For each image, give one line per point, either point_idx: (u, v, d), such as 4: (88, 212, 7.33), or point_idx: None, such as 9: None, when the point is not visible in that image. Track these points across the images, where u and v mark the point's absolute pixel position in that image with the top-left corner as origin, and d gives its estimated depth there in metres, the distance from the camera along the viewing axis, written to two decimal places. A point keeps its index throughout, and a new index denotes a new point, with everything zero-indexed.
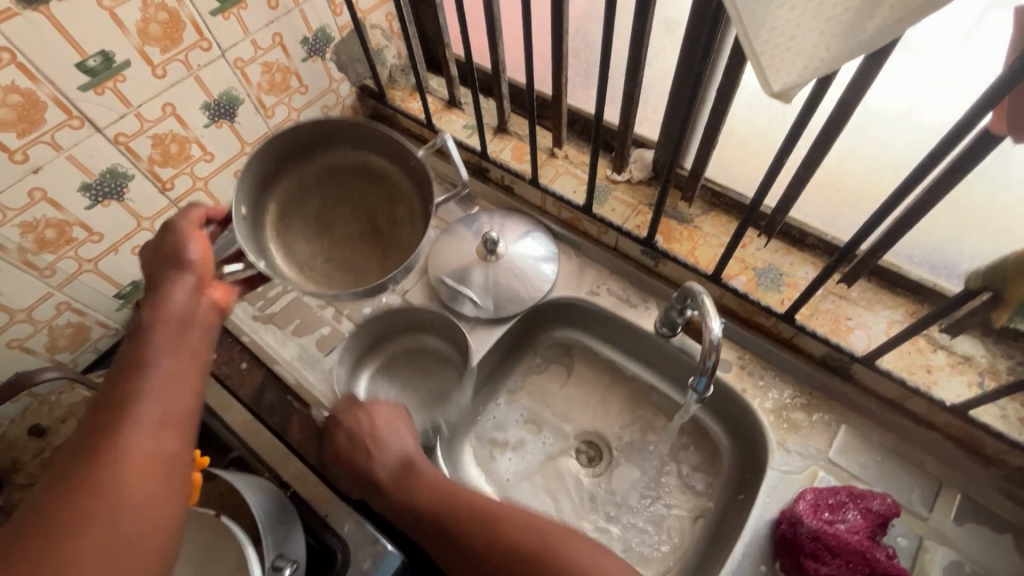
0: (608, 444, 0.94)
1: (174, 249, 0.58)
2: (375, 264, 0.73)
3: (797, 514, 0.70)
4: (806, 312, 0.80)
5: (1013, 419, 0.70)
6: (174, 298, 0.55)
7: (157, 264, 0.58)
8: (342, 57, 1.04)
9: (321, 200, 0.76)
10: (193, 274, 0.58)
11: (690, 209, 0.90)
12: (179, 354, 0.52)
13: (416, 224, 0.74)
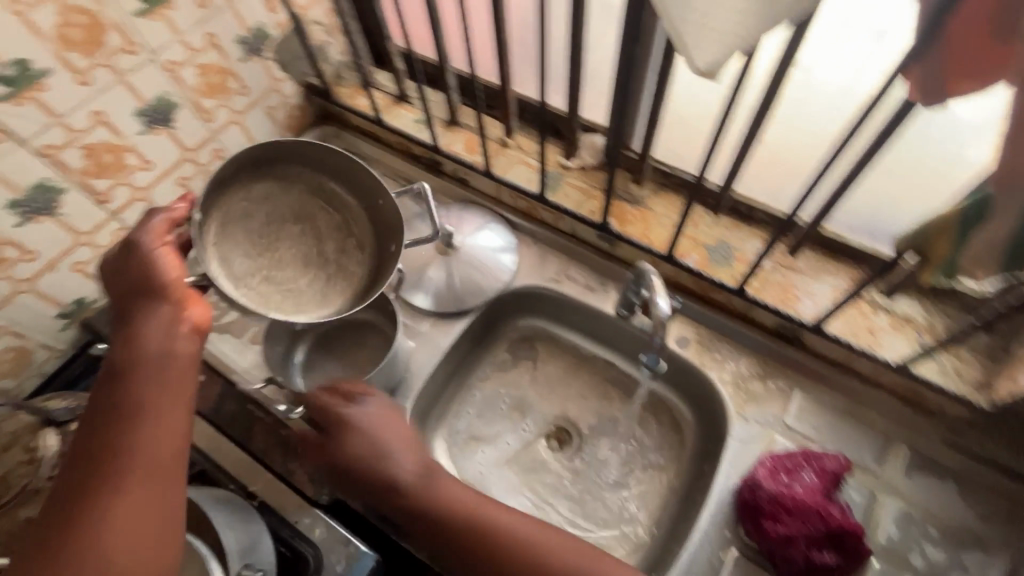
0: (578, 428, 0.95)
1: (146, 278, 0.60)
2: (317, 293, 0.73)
3: (756, 479, 0.73)
4: (757, 285, 0.83)
5: (951, 372, 0.74)
6: (152, 336, 0.58)
7: (132, 293, 0.60)
8: (282, 55, 1.01)
9: (266, 216, 0.74)
10: (168, 303, 0.59)
11: (641, 191, 0.91)
12: (163, 398, 0.56)
13: (365, 254, 0.77)
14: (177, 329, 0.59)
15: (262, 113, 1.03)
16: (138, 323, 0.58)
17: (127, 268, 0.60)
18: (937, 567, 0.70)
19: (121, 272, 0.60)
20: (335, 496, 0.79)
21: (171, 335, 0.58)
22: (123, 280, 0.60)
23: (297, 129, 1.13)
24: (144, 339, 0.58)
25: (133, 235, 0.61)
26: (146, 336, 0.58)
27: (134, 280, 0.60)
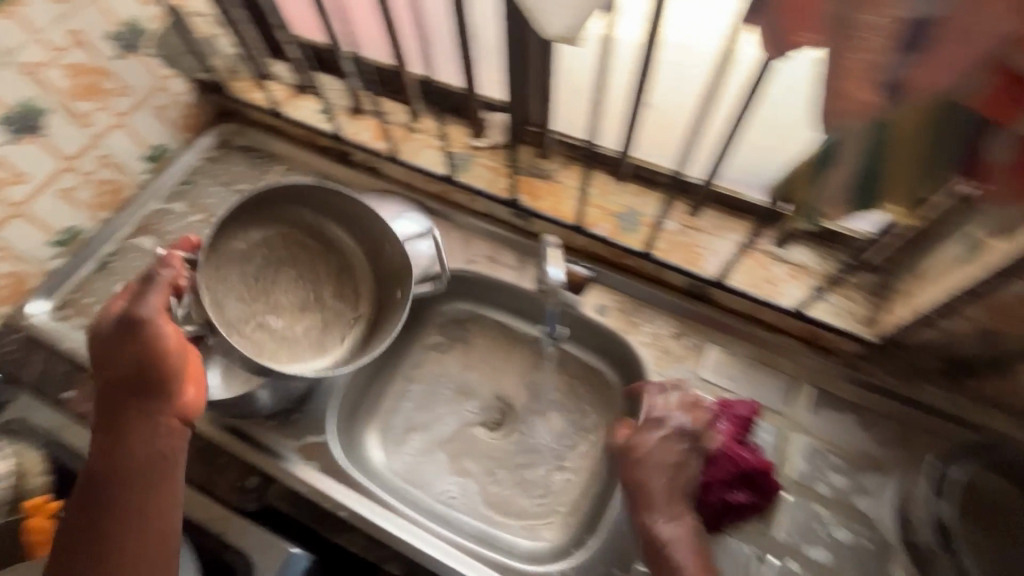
0: (514, 409, 0.93)
1: (148, 366, 0.61)
2: (314, 341, 0.83)
3: (653, 456, 0.72)
4: (664, 247, 0.86)
5: (842, 311, 0.80)
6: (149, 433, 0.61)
7: (130, 379, 0.61)
8: (165, 51, 0.95)
9: (260, 260, 0.83)
10: (168, 400, 0.62)
11: (549, 166, 0.93)
12: (156, 492, 0.59)
13: (359, 304, 0.88)
14: (171, 424, 0.62)
15: (149, 113, 0.97)
16: (132, 410, 0.61)
17: (122, 346, 0.61)
18: (842, 493, 0.75)
19: (115, 347, 0.61)
20: (263, 503, 0.77)
21: (165, 426, 0.62)
22: (116, 360, 0.61)
23: (195, 129, 1.08)
24: (134, 427, 0.60)
25: (134, 312, 0.61)
26: (138, 427, 0.61)
27: (132, 363, 0.61)
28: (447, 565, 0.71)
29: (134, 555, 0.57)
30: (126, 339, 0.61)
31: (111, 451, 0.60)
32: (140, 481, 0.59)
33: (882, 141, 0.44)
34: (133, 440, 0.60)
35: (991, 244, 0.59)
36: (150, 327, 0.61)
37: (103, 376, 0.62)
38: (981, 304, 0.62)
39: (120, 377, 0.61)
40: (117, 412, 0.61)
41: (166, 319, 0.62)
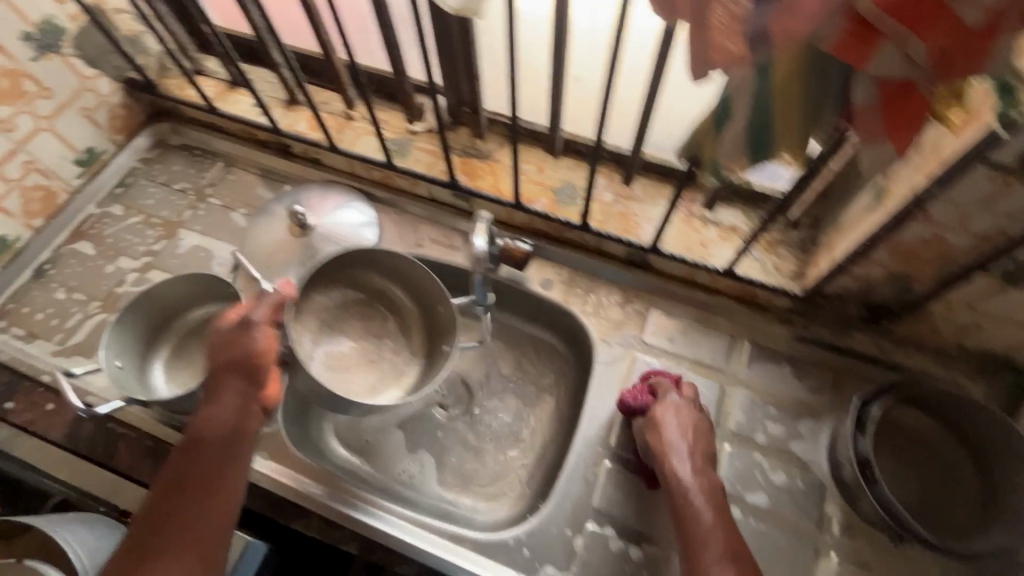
0: (471, 391, 0.92)
1: (245, 356, 0.67)
2: (372, 386, 0.87)
3: (661, 417, 0.73)
4: (602, 218, 0.88)
5: (771, 268, 0.82)
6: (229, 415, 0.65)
7: (227, 365, 0.67)
8: (88, 51, 0.93)
9: (338, 304, 0.91)
10: (255, 390, 0.68)
11: (487, 146, 0.94)
12: (225, 474, 0.63)
13: (414, 360, 0.90)
14: (252, 411, 0.67)
15: (76, 115, 0.94)
16: (229, 392, 0.66)
17: (232, 338, 0.68)
18: (779, 440, 0.78)
19: (230, 336, 0.68)
20: None
21: (249, 414, 0.66)
22: (229, 347, 0.68)
23: (127, 131, 1.05)
24: (223, 407, 0.65)
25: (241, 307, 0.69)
26: (226, 408, 0.65)
27: (245, 352, 0.67)
28: (400, 540, 0.73)
29: (195, 529, 0.59)
30: (239, 332, 0.68)
31: (205, 423, 0.65)
32: (217, 459, 0.63)
33: (764, 89, 0.47)
34: (215, 418, 0.65)
35: (892, 190, 0.62)
36: (261, 330, 0.69)
37: (215, 358, 0.68)
38: (886, 249, 0.66)
39: (229, 361, 0.67)
40: (216, 388, 0.66)
41: (267, 328, 0.69)
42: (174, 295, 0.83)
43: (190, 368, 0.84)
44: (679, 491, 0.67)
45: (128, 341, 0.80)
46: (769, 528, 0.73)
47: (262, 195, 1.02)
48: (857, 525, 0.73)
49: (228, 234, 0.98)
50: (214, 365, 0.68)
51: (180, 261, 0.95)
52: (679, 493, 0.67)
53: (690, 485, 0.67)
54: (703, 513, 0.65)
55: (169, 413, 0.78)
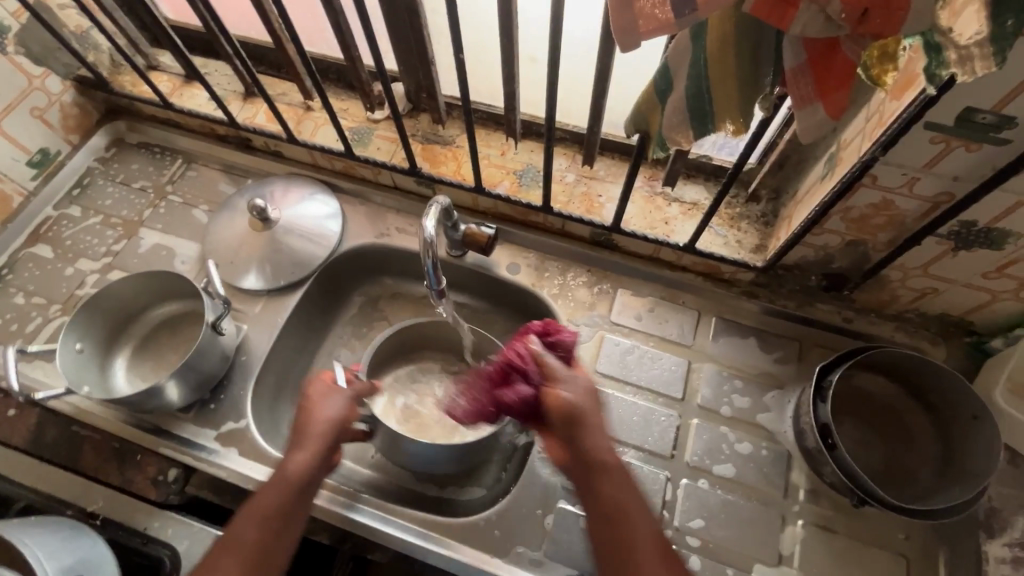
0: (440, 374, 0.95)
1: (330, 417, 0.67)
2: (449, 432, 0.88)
3: (568, 386, 0.59)
4: (565, 199, 0.87)
5: (734, 243, 0.82)
6: (303, 471, 0.62)
7: (310, 423, 0.66)
8: (33, 48, 0.91)
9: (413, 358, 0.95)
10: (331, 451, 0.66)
11: (448, 132, 0.94)
12: (284, 534, 0.59)
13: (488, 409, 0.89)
14: (323, 470, 0.65)
15: (25, 114, 0.92)
16: (317, 442, 0.64)
17: (327, 396, 0.69)
18: (745, 412, 0.79)
19: (327, 395, 0.68)
20: (186, 494, 0.76)
21: (325, 469, 0.64)
22: (326, 402, 0.68)
23: (82, 130, 1.03)
24: (310, 456, 0.63)
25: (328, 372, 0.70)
26: (313, 457, 0.63)
27: (342, 413, 0.68)
28: (374, 527, 0.73)
29: None
30: (335, 393, 0.69)
31: (290, 467, 0.62)
32: (291, 510, 0.60)
33: (702, 57, 0.46)
34: (301, 467, 0.62)
35: (843, 156, 0.62)
36: (352, 400, 0.70)
37: (309, 410, 0.67)
38: (838, 217, 0.67)
39: (326, 417, 0.66)
40: (307, 437, 0.65)
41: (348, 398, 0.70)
42: (132, 294, 0.82)
43: (154, 364, 0.84)
44: (602, 478, 0.55)
45: (88, 343, 0.79)
46: (737, 498, 0.74)
47: (223, 190, 1.00)
48: (822, 490, 0.74)
49: (189, 231, 0.96)
50: (306, 415, 0.67)
51: (141, 260, 0.94)
52: (603, 484, 0.55)
53: (612, 471, 0.55)
54: (631, 505, 0.54)
55: (136, 413, 0.78)
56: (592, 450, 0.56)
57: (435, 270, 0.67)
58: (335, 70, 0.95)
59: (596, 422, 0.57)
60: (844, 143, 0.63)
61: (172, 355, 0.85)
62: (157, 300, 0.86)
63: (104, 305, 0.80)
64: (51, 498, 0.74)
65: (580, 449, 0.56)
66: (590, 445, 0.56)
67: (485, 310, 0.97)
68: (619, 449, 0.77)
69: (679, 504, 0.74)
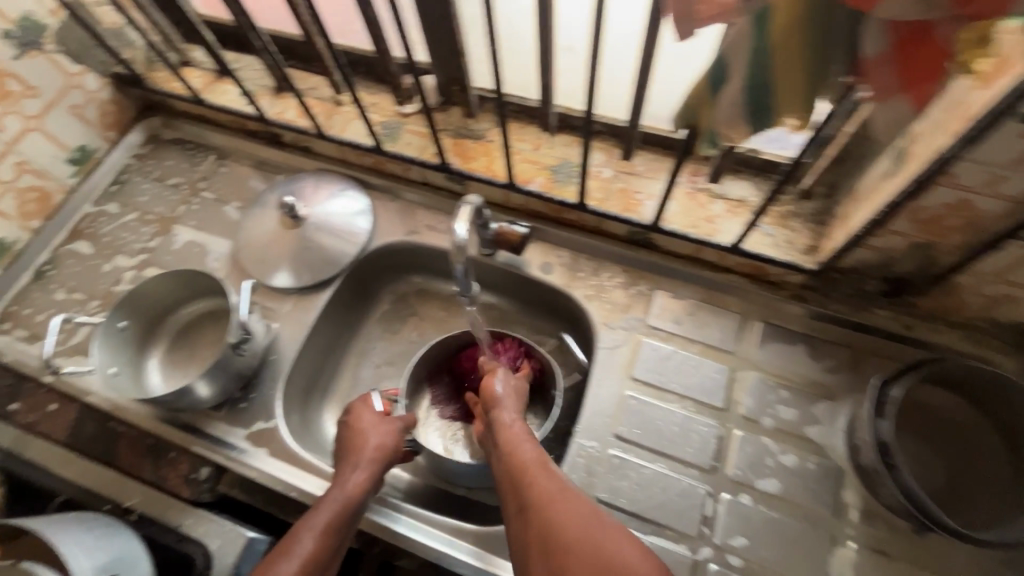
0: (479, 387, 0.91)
1: (382, 443, 0.72)
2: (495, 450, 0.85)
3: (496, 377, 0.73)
4: (601, 196, 0.83)
5: (783, 243, 0.77)
6: (357, 488, 0.68)
7: (359, 443, 0.72)
8: (71, 46, 0.91)
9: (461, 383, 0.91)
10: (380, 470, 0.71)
11: (480, 125, 0.90)
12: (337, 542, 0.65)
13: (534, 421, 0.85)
14: (372, 488, 0.70)
15: (64, 112, 0.93)
16: (368, 462, 0.71)
17: (376, 425, 0.74)
18: (792, 424, 0.74)
19: (375, 423, 0.74)
20: (217, 492, 0.77)
21: (374, 487, 0.70)
22: (375, 428, 0.74)
23: (119, 126, 1.04)
24: (364, 476, 0.69)
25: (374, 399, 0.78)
26: (362, 477, 0.69)
27: (391, 440, 0.73)
28: (403, 534, 0.72)
29: None
30: (384, 421, 0.75)
31: (345, 486, 0.68)
32: (345, 522, 0.66)
33: (763, 42, 0.42)
34: (355, 485, 0.68)
35: (914, 151, 0.56)
36: (399, 431, 0.75)
37: (359, 434, 0.73)
38: (905, 218, 0.61)
39: (376, 443, 0.72)
40: (360, 460, 0.71)
41: (393, 425, 0.75)
42: (164, 291, 0.83)
43: (186, 362, 0.85)
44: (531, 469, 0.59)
45: (124, 340, 0.80)
46: (782, 516, 0.69)
47: (254, 187, 1.00)
48: (877, 510, 0.69)
49: (221, 228, 0.96)
50: (353, 439, 0.73)
51: (175, 257, 0.94)
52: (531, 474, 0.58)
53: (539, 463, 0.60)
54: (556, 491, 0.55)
55: (169, 410, 0.78)
56: (517, 447, 0.63)
57: (465, 274, 0.65)
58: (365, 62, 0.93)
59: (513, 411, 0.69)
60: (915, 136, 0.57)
61: (203, 353, 0.85)
62: (195, 299, 0.87)
63: (150, 294, 0.82)
64: (91, 492, 0.75)
65: (507, 450, 0.63)
66: (516, 438, 0.64)
67: (517, 310, 0.94)
68: (655, 460, 0.73)
69: (720, 521, 0.70)
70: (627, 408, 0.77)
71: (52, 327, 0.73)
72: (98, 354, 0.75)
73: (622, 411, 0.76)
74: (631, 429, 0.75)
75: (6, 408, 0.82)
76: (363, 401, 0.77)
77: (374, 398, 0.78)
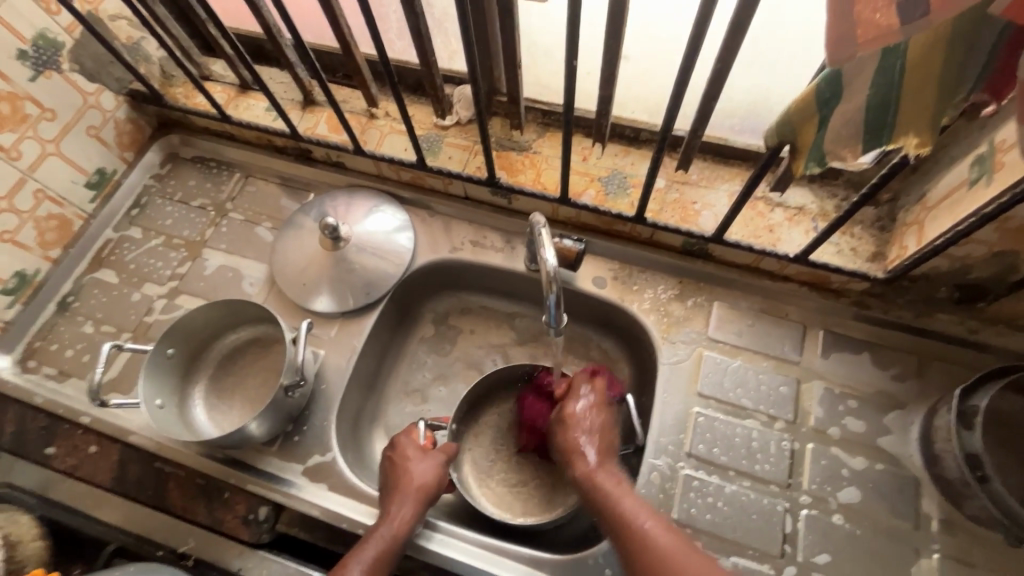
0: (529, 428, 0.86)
1: (425, 481, 0.69)
2: (545, 499, 0.80)
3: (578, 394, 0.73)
4: (656, 208, 0.81)
5: (848, 251, 0.76)
6: (405, 521, 0.65)
7: (401, 478, 0.69)
8: (87, 63, 0.86)
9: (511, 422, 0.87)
10: (425, 504, 0.68)
11: (525, 136, 0.88)
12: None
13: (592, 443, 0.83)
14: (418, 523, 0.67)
15: (82, 134, 0.88)
16: (413, 497, 0.67)
17: (421, 458, 0.71)
18: (864, 435, 0.73)
19: (420, 458, 0.71)
20: (276, 531, 0.73)
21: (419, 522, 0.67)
22: (420, 463, 0.71)
23: (136, 146, 0.99)
24: (411, 510, 0.66)
25: (413, 435, 0.74)
26: (409, 513, 0.66)
27: (434, 477, 0.70)
28: (464, 564, 0.70)
29: None
30: (430, 456, 0.72)
31: (392, 522, 0.65)
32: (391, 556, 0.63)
33: (895, 63, 0.40)
34: (404, 519, 0.65)
35: (1009, 161, 0.55)
36: (443, 466, 0.72)
37: (401, 467, 0.70)
38: (991, 227, 0.60)
39: (421, 480, 0.69)
40: (404, 494, 0.67)
41: (433, 462, 0.71)
42: (208, 321, 0.79)
43: (231, 393, 0.81)
44: (646, 537, 0.57)
45: (168, 375, 0.76)
46: (862, 530, 0.68)
47: (285, 206, 0.96)
48: (957, 521, 0.68)
49: (255, 251, 0.92)
50: (396, 472, 0.70)
51: (207, 283, 0.90)
52: (648, 539, 0.57)
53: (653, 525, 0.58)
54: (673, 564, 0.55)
55: (219, 448, 0.75)
56: (621, 509, 0.60)
57: (558, 304, 0.64)
58: (402, 72, 0.90)
59: (594, 448, 0.68)
60: (1003, 145, 0.56)
61: (249, 382, 0.82)
62: (236, 326, 0.83)
63: (206, 316, 0.78)
64: (142, 539, 0.72)
65: (609, 504, 0.61)
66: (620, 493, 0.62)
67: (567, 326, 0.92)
68: (729, 478, 0.72)
69: (801, 538, 0.68)
70: (696, 426, 0.75)
71: (102, 353, 0.70)
72: (144, 384, 0.71)
73: (690, 429, 0.75)
74: (703, 447, 0.73)
75: (43, 452, 0.78)
76: (407, 433, 0.74)
77: (418, 429, 0.75)
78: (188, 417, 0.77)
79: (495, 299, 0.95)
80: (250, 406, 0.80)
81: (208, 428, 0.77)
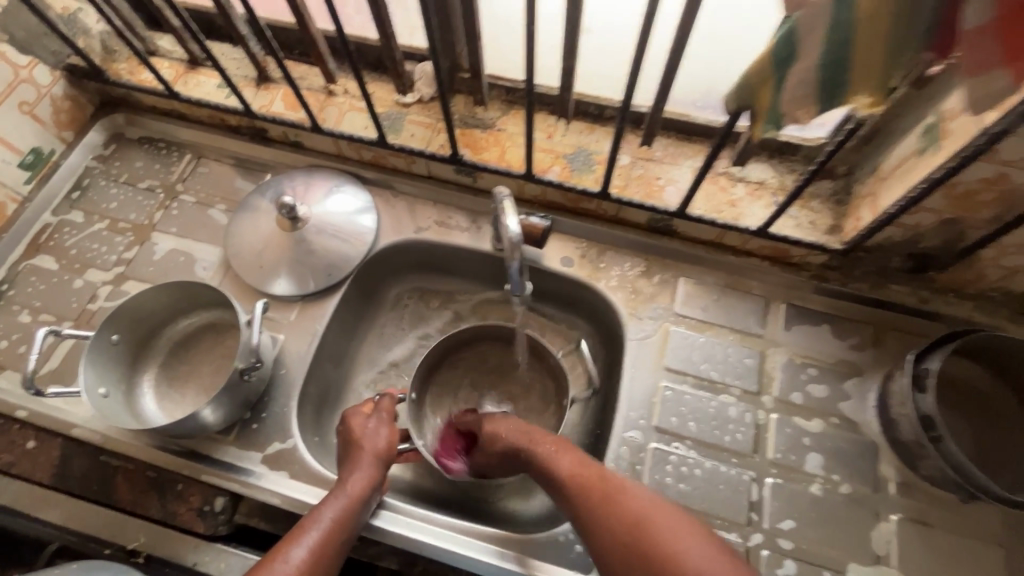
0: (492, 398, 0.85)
1: (374, 446, 0.67)
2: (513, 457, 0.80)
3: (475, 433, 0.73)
4: (621, 184, 0.81)
5: (806, 224, 0.77)
6: (355, 479, 0.63)
7: (348, 448, 0.68)
8: (18, 33, 0.80)
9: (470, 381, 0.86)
10: (380, 460, 0.66)
11: (488, 114, 0.86)
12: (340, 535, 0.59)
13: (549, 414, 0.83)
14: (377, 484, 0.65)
15: (13, 110, 0.82)
16: (369, 462, 0.65)
17: (374, 427, 0.69)
18: (824, 402, 0.75)
19: (372, 425, 0.69)
20: (234, 523, 0.70)
21: (377, 485, 0.65)
22: (372, 429, 0.69)
23: (76, 126, 0.93)
24: (365, 469, 0.65)
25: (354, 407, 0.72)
26: (364, 476, 0.64)
27: (387, 440, 0.68)
28: (419, 540, 0.68)
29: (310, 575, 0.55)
30: (383, 421, 0.70)
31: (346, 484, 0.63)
32: (351, 516, 0.61)
33: (848, 19, 0.41)
34: (360, 480, 0.63)
35: (956, 128, 0.56)
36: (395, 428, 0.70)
37: (355, 436, 0.68)
38: (940, 194, 0.62)
39: (372, 444, 0.67)
40: (358, 458, 0.66)
41: (386, 425, 0.69)
42: (155, 305, 0.75)
43: (183, 382, 0.77)
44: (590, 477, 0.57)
45: (114, 362, 0.72)
46: (824, 495, 0.70)
47: (240, 187, 0.92)
48: (914, 483, 0.70)
49: (207, 234, 0.88)
50: (351, 440, 0.68)
51: (157, 268, 0.85)
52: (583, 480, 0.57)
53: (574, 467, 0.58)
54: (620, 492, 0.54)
55: (168, 437, 0.71)
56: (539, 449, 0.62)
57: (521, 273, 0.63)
58: (361, 47, 0.87)
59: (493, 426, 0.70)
60: (949, 114, 0.58)
61: (203, 369, 0.78)
62: (189, 312, 0.79)
63: (155, 299, 0.74)
64: (85, 537, 0.68)
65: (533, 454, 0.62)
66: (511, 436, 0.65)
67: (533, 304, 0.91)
68: (696, 449, 0.72)
69: (767, 504, 0.69)
70: (664, 399, 0.75)
71: (38, 339, 0.65)
72: (86, 372, 0.67)
73: (659, 402, 0.75)
74: (675, 420, 0.74)
75: None
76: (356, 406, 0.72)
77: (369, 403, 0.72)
78: (136, 406, 0.73)
79: (460, 280, 0.93)
80: (204, 394, 0.76)
81: (158, 418, 0.73)
